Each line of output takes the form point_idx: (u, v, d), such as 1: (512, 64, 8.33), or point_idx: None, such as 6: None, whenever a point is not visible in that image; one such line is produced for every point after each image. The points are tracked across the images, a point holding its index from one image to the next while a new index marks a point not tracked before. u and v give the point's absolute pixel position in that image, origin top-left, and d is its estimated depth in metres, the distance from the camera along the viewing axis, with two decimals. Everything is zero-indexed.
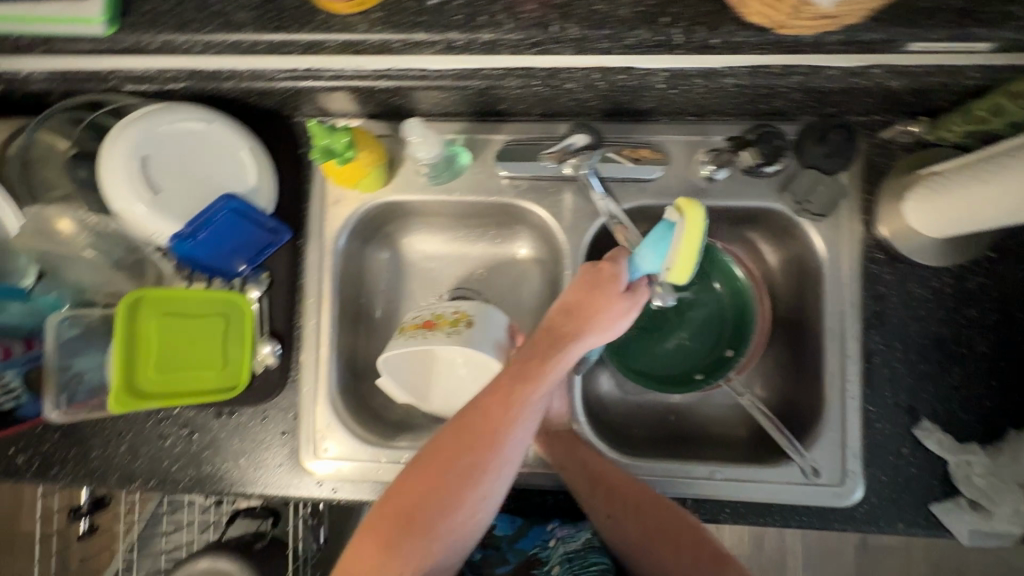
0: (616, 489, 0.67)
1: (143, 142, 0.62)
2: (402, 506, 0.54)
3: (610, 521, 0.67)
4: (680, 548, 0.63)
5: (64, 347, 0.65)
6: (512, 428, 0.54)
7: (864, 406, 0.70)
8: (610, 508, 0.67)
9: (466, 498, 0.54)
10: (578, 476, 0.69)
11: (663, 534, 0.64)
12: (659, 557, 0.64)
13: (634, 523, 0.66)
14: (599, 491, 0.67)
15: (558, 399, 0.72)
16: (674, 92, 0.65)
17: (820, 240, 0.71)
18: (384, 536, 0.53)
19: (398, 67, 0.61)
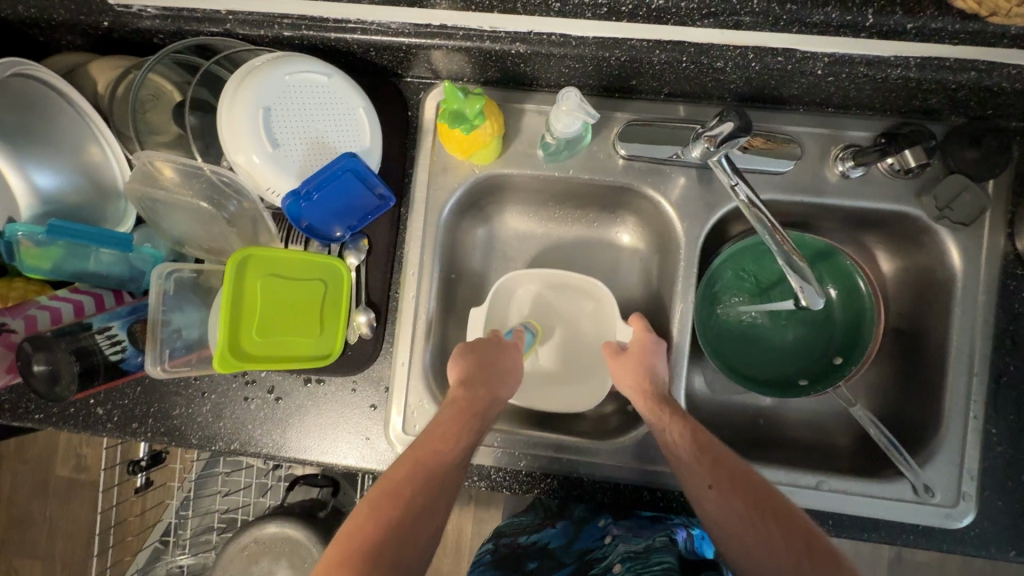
0: (725, 459, 0.60)
1: (267, 91, 0.58)
2: (433, 450, 0.58)
3: (712, 493, 0.59)
4: (792, 532, 0.55)
5: (168, 301, 0.63)
6: (462, 425, 0.61)
7: (986, 428, 0.67)
8: (715, 477, 0.59)
9: (420, 481, 0.56)
10: (681, 440, 0.62)
11: (774, 515, 0.56)
12: (767, 539, 0.55)
13: (740, 500, 0.58)
14: (705, 458, 0.60)
15: (664, 362, 0.68)
16: (828, 80, 0.61)
17: (956, 250, 0.67)
18: (393, 506, 0.54)
19: (536, 32, 0.59)
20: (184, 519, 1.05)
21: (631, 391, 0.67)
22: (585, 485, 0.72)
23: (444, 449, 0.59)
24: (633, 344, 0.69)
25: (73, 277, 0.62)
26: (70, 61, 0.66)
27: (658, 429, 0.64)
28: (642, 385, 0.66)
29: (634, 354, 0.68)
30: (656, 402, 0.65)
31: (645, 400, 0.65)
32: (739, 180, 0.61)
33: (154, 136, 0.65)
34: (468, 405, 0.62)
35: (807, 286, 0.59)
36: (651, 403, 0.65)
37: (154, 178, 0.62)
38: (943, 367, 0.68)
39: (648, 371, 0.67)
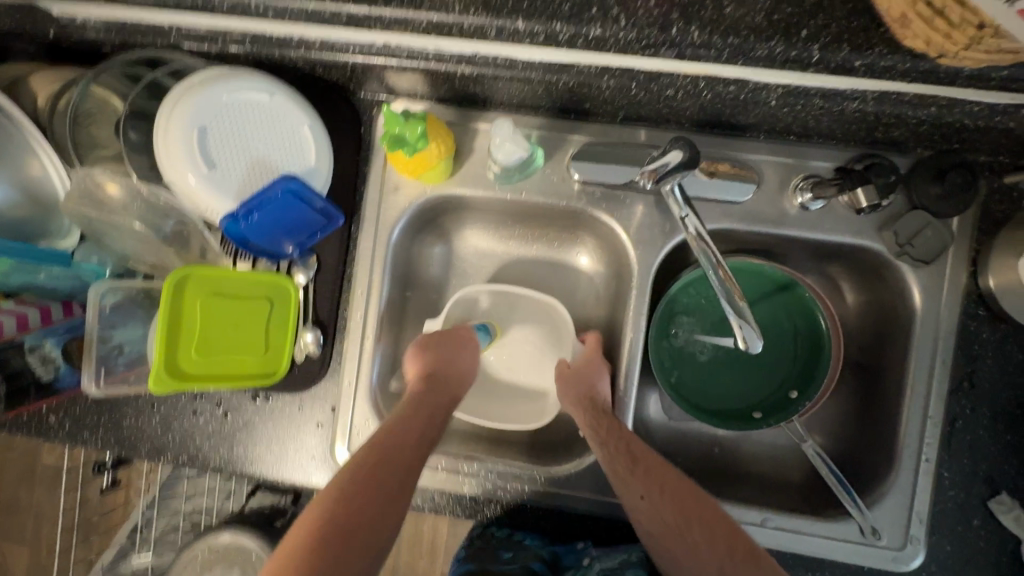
0: (657, 468, 0.60)
1: (202, 110, 0.57)
2: (401, 435, 0.60)
3: (644, 503, 0.58)
4: (717, 537, 0.56)
5: (106, 317, 0.63)
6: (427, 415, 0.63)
7: (939, 471, 0.65)
8: (647, 488, 0.59)
9: (389, 462, 0.57)
10: (617, 450, 0.61)
11: (700, 520, 0.57)
12: (693, 545, 0.56)
13: (671, 509, 0.57)
14: (638, 468, 0.60)
15: (605, 380, 0.67)
16: (784, 111, 0.58)
17: (917, 287, 0.64)
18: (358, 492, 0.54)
19: (482, 54, 0.58)
20: (150, 520, 1.06)
21: (575, 404, 0.66)
22: (528, 512, 0.72)
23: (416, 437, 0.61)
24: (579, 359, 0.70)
25: (19, 289, 0.62)
26: (18, 71, 0.65)
27: (595, 442, 0.62)
28: (584, 400, 0.65)
29: (579, 370, 0.68)
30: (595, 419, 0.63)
31: (587, 413, 0.64)
32: (690, 212, 0.59)
33: (99, 149, 0.65)
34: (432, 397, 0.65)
35: (744, 323, 0.56)
36: (592, 416, 0.64)
37: (95, 194, 0.61)
38: (898, 407, 0.66)
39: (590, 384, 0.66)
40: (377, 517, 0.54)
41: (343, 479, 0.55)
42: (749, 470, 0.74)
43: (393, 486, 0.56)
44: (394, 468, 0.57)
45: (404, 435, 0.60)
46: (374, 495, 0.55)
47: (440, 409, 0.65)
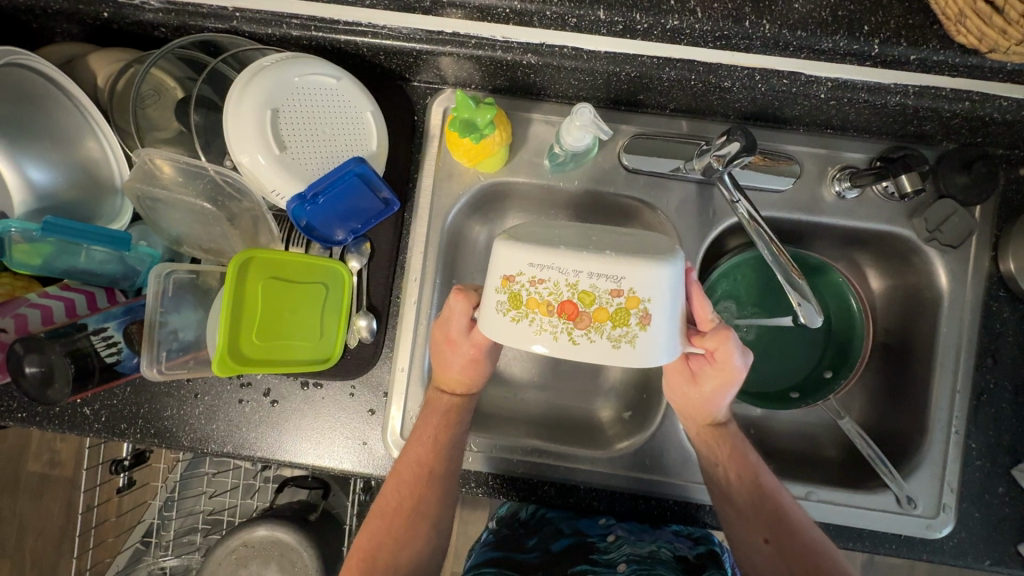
0: (781, 512, 0.62)
1: (274, 93, 0.57)
2: (426, 451, 0.64)
3: (767, 547, 0.61)
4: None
5: (164, 302, 0.62)
6: (451, 427, 0.66)
7: (966, 442, 0.70)
8: (772, 531, 0.61)
9: (421, 480, 0.64)
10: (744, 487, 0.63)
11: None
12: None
13: (790, 559, 0.59)
14: (764, 511, 0.62)
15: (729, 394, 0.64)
16: (830, 104, 0.62)
17: (944, 271, 0.69)
18: (394, 507, 0.64)
19: (549, 44, 0.60)
20: (166, 521, 1.03)
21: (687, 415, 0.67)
22: (581, 494, 0.72)
23: (441, 451, 0.65)
24: (707, 370, 0.63)
25: (64, 274, 0.60)
26: (68, 52, 0.64)
27: (715, 463, 0.65)
28: (702, 415, 0.66)
29: (703, 387, 0.64)
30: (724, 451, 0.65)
31: (703, 427, 0.67)
32: (741, 196, 0.62)
33: (154, 131, 0.64)
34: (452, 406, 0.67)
35: (805, 302, 0.60)
36: (715, 435, 0.66)
37: (155, 176, 0.60)
38: (928, 383, 0.70)
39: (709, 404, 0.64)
40: (411, 530, 0.64)
41: (377, 517, 0.65)
42: (786, 448, 0.78)
43: (424, 501, 0.64)
44: (419, 502, 0.64)
45: (424, 470, 0.64)
46: (402, 530, 0.64)
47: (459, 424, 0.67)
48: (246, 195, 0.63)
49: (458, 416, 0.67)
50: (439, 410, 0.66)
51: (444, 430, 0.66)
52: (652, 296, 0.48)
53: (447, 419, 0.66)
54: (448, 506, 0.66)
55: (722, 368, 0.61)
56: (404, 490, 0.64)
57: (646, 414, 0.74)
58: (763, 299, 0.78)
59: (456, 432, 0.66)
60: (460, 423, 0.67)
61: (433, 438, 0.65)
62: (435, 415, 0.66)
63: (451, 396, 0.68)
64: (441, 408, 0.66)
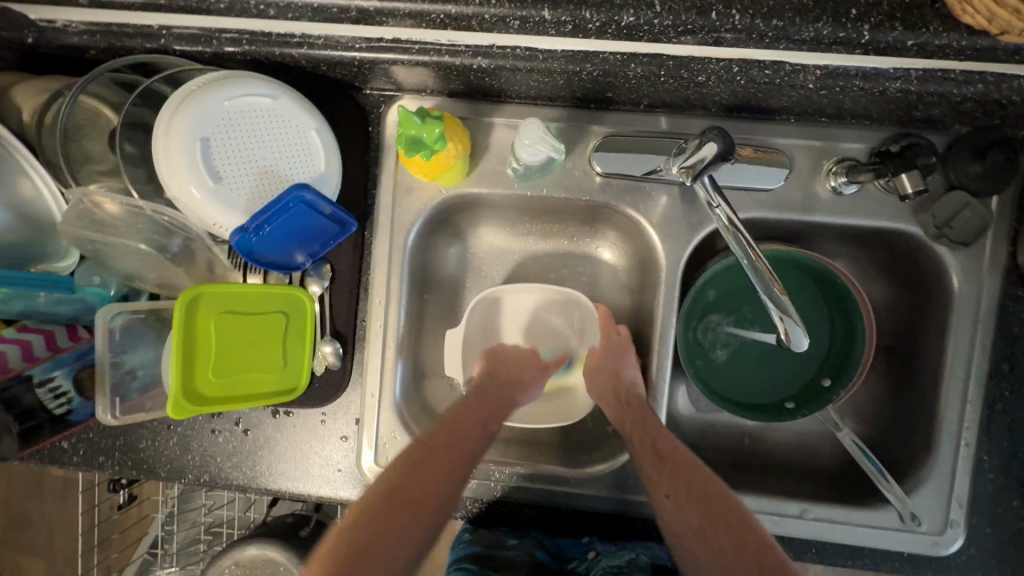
0: (685, 469, 0.58)
1: (203, 120, 0.53)
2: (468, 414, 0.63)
3: (668, 503, 0.57)
4: (745, 547, 0.53)
5: (116, 343, 0.60)
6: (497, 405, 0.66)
7: (977, 455, 0.64)
8: (673, 487, 0.58)
9: (454, 440, 0.60)
10: (642, 448, 0.61)
11: (729, 530, 0.55)
12: (718, 553, 0.54)
13: (695, 511, 0.56)
14: (664, 468, 0.59)
15: (632, 365, 0.67)
16: (822, 93, 0.55)
17: (956, 270, 0.63)
18: (416, 460, 0.58)
19: (500, 46, 0.54)
20: (169, 533, 1.04)
21: (603, 393, 0.66)
22: (563, 515, 0.69)
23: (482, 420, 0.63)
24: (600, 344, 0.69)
25: (20, 316, 0.59)
26: None
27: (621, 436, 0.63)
28: (611, 389, 0.66)
29: (604, 358, 0.68)
30: (623, 410, 0.64)
31: (613, 403, 0.65)
32: (720, 200, 0.56)
33: (91, 163, 0.60)
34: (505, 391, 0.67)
35: (787, 318, 0.54)
36: (620, 408, 0.64)
37: (93, 214, 0.57)
38: (936, 394, 0.65)
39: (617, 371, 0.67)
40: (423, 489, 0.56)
41: (393, 472, 0.58)
42: (784, 460, 0.73)
43: (446, 461, 0.58)
44: (437, 458, 0.58)
45: (455, 428, 0.61)
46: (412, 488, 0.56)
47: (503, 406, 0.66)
48: (190, 227, 0.60)
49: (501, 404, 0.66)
50: (449, 429, 0.61)
51: (448, 449, 0.59)
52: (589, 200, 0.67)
53: (454, 439, 0.60)
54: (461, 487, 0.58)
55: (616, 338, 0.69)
56: (376, 512, 0.53)
57: None
58: (757, 303, 0.73)
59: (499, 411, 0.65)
60: (471, 454, 0.60)
61: (430, 454, 0.58)
62: (441, 434, 0.61)
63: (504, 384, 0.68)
64: (452, 428, 0.61)
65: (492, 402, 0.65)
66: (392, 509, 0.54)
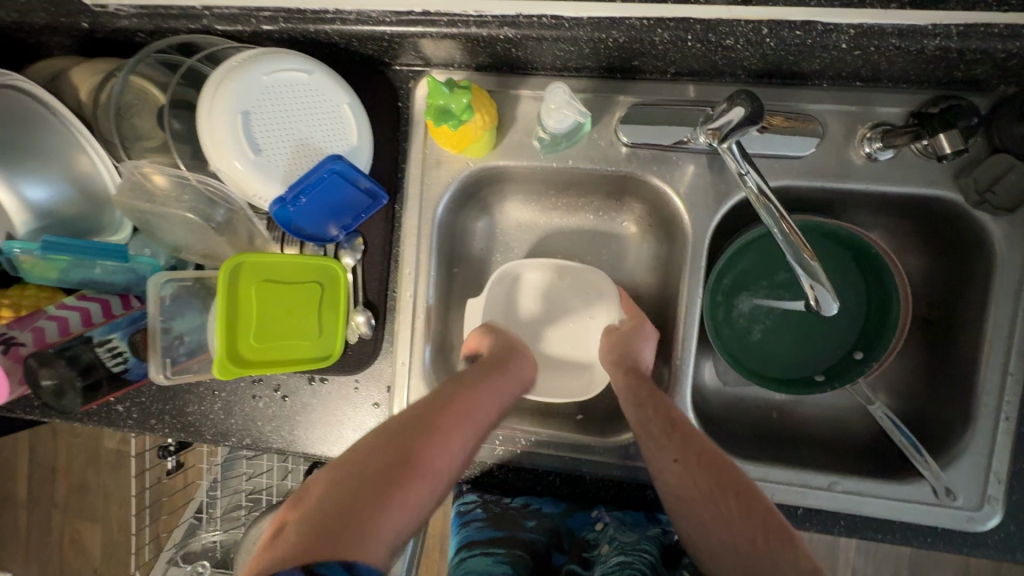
0: (696, 437, 0.59)
1: (243, 94, 0.56)
2: (451, 403, 0.59)
3: (677, 467, 0.57)
4: (751, 511, 0.54)
5: (165, 309, 0.63)
6: (480, 403, 0.61)
7: (1018, 429, 0.63)
8: (683, 452, 0.58)
9: (433, 428, 0.55)
10: (654, 413, 0.61)
11: (734, 492, 0.55)
12: (722, 512, 0.54)
13: (704, 476, 0.56)
14: (676, 433, 0.59)
15: (650, 348, 0.68)
16: (855, 54, 0.54)
17: (999, 238, 0.60)
18: (391, 444, 0.53)
19: (526, 15, 0.55)
20: (214, 499, 1.10)
21: (614, 366, 0.67)
22: (588, 484, 0.70)
23: (464, 414, 0.59)
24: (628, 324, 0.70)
25: (81, 283, 0.64)
26: (54, 67, 0.65)
27: (632, 405, 0.62)
28: (625, 364, 0.66)
29: (624, 336, 0.69)
30: (633, 380, 0.64)
31: (624, 374, 0.65)
32: (749, 167, 0.56)
33: (141, 140, 0.64)
34: (490, 385, 0.63)
35: (818, 286, 0.54)
36: (631, 379, 0.64)
37: (144, 187, 0.61)
38: (974, 366, 0.63)
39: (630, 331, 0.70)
40: (398, 479, 0.50)
41: (360, 454, 0.52)
42: (812, 434, 0.72)
43: (422, 450, 0.53)
44: (408, 445, 0.53)
45: (432, 412, 0.57)
46: (383, 472, 0.50)
47: (492, 389, 0.63)
48: (230, 199, 0.63)
49: (488, 391, 0.62)
50: (451, 406, 0.58)
51: (456, 412, 0.58)
52: (616, 167, 0.67)
53: (453, 412, 0.58)
54: (435, 477, 0.53)
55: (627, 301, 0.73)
56: (376, 465, 0.50)
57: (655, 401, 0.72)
58: (787, 275, 0.72)
59: (482, 408, 0.61)
60: (470, 431, 0.58)
61: (434, 422, 0.56)
62: (445, 408, 0.58)
63: (496, 373, 0.65)
64: (460, 398, 0.60)
65: (495, 387, 0.63)
66: (358, 497, 0.48)
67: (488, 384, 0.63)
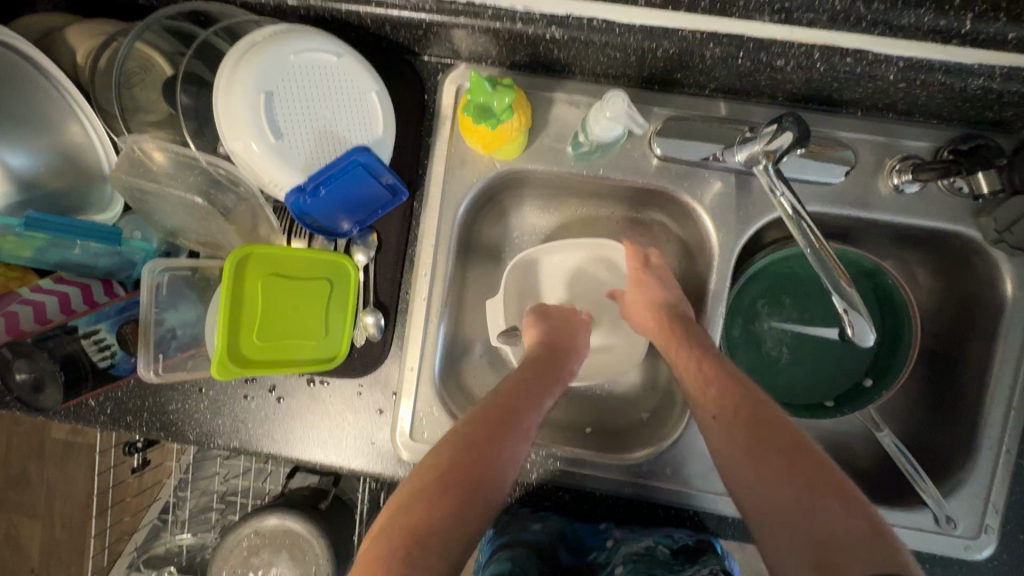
0: (736, 389, 0.55)
1: (267, 72, 0.52)
2: (517, 396, 0.58)
3: (715, 423, 0.54)
4: (797, 461, 0.48)
5: (160, 300, 0.58)
6: (543, 395, 0.61)
7: (1016, 461, 0.65)
8: (719, 406, 0.55)
9: (508, 434, 0.54)
10: (689, 371, 0.58)
11: (776, 444, 0.50)
12: (768, 464, 0.49)
13: (745, 432, 0.52)
14: (712, 385, 0.56)
15: (671, 287, 0.67)
16: (900, 86, 0.54)
17: (1011, 275, 0.62)
18: (469, 445, 0.52)
19: (576, 16, 0.52)
20: (182, 499, 1.03)
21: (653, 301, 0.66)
22: (596, 501, 0.69)
23: (532, 412, 0.58)
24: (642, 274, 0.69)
25: (57, 266, 0.57)
26: (46, 24, 0.58)
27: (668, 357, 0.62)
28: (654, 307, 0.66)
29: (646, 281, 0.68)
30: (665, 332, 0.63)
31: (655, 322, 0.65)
32: (784, 189, 0.55)
33: (141, 113, 0.58)
34: (550, 377, 0.63)
35: (853, 310, 0.52)
36: (664, 328, 0.64)
37: (144, 164, 0.56)
38: (980, 398, 0.65)
39: (656, 301, 0.66)
40: (478, 490, 0.50)
41: (445, 446, 0.52)
42: None
43: (498, 451, 0.52)
44: (484, 445, 0.52)
45: (503, 408, 0.56)
46: (468, 478, 0.49)
47: (554, 376, 0.64)
48: (240, 185, 0.58)
49: (549, 382, 0.63)
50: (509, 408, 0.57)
51: (524, 408, 0.58)
52: (645, 180, 0.66)
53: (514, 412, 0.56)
54: (507, 475, 0.52)
55: (656, 269, 0.70)
56: (453, 473, 0.49)
57: (669, 418, 0.71)
58: (803, 300, 0.72)
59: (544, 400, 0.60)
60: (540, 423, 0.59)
61: (503, 423, 0.55)
62: (515, 400, 0.58)
63: (555, 360, 0.65)
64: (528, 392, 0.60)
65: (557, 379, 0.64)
66: (442, 515, 0.47)
67: (547, 375, 0.63)
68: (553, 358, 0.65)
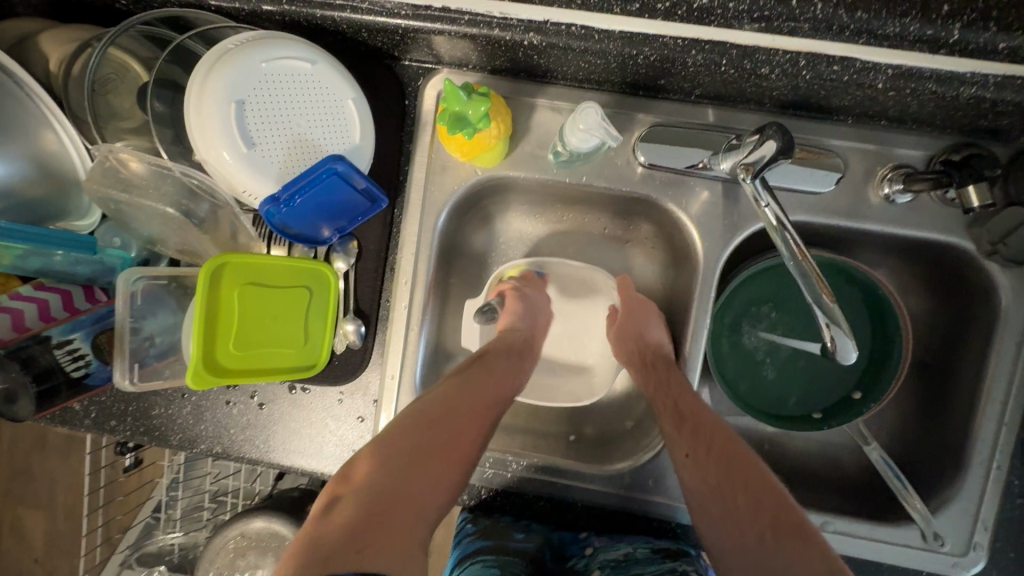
0: (711, 430, 0.57)
1: (238, 80, 0.51)
2: (478, 380, 0.62)
3: (687, 462, 0.56)
4: (761, 506, 0.52)
5: (136, 308, 0.58)
6: (503, 380, 0.64)
7: (1007, 478, 0.63)
8: (693, 445, 0.57)
9: (463, 418, 0.58)
10: (664, 408, 0.60)
11: (743, 485, 0.54)
12: (732, 506, 0.53)
13: (715, 470, 0.55)
14: (687, 423, 0.58)
15: (656, 326, 0.66)
16: (889, 94, 0.52)
17: (1006, 289, 0.60)
18: (428, 426, 0.56)
19: (553, 22, 0.51)
20: (174, 498, 1.03)
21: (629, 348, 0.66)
22: (578, 511, 0.68)
23: (491, 397, 0.62)
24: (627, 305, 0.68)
25: (37, 273, 0.57)
26: (22, 30, 0.58)
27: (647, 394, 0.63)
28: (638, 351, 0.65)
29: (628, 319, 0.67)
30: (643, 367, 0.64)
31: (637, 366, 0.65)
32: (769, 200, 0.53)
33: (116, 120, 0.58)
34: (512, 362, 0.66)
35: (834, 326, 0.51)
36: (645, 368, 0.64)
37: (118, 173, 0.55)
38: (971, 413, 0.63)
39: (641, 339, 0.66)
40: (435, 468, 0.55)
41: (403, 425, 0.56)
42: (805, 469, 0.72)
43: (454, 433, 0.57)
44: (442, 430, 0.57)
45: (462, 391, 0.60)
46: (424, 454, 0.54)
47: (516, 362, 0.67)
48: (216, 193, 0.58)
49: (511, 369, 0.66)
50: (474, 386, 0.61)
51: (483, 392, 0.61)
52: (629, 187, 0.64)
53: (476, 394, 0.61)
54: (462, 455, 0.57)
55: (640, 302, 0.68)
56: (411, 452, 0.54)
57: (652, 428, 0.70)
58: (792, 310, 0.71)
59: (505, 385, 0.64)
60: (499, 409, 0.62)
61: (460, 407, 0.59)
62: (474, 382, 0.62)
63: (518, 344, 0.68)
64: (489, 375, 0.63)
65: (518, 366, 0.67)
66: (398, 488, 0.52)
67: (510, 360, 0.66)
68: (518, 344, 0.68)
